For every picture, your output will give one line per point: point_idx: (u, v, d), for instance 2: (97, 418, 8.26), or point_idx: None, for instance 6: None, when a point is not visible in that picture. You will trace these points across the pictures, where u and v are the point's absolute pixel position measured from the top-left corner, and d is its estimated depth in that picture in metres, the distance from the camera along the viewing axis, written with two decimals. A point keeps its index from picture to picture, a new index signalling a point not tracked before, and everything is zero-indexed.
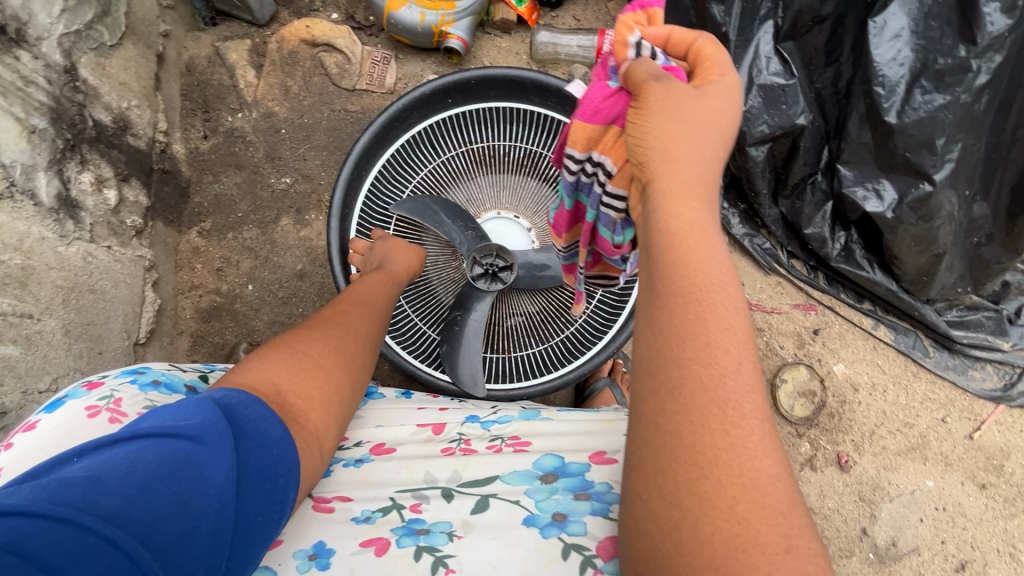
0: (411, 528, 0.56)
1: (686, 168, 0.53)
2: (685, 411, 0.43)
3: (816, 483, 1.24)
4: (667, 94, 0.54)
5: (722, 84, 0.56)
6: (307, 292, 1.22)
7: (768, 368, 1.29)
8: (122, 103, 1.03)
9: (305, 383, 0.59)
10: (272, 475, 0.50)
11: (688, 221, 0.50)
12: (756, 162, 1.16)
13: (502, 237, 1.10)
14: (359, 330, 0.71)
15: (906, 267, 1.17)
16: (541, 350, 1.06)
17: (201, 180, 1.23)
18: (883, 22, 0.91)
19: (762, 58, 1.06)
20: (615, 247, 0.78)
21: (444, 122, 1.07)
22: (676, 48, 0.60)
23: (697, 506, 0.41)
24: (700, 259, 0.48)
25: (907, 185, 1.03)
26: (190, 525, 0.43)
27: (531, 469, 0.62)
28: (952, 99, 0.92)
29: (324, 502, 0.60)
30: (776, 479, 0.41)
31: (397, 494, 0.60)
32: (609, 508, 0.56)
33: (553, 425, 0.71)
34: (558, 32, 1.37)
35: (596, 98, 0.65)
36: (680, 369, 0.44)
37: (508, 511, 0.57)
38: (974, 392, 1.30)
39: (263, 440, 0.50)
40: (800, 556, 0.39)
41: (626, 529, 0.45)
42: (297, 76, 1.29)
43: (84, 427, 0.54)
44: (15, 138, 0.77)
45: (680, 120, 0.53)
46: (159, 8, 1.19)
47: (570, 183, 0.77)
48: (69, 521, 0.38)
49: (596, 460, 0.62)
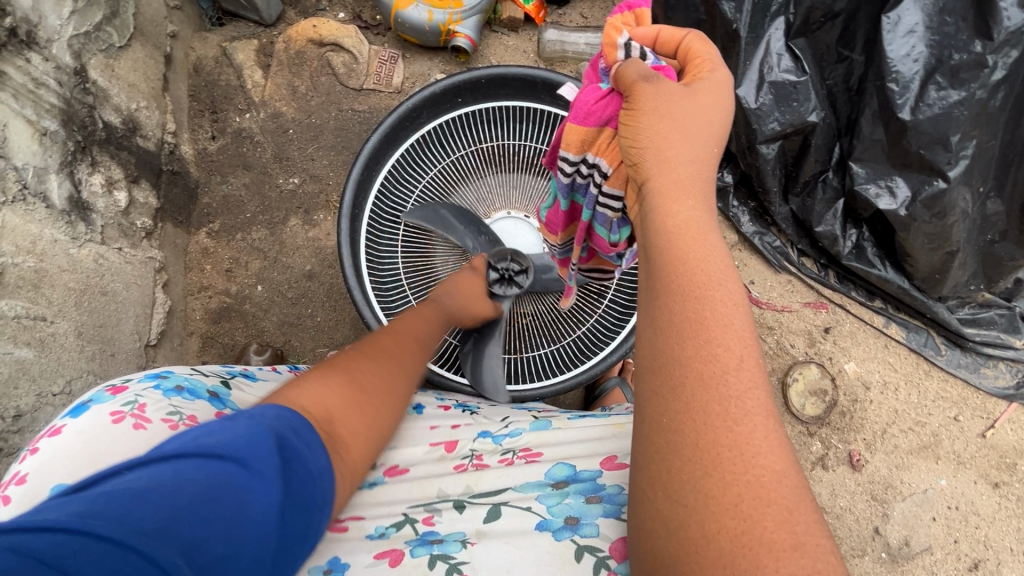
0: (424, 539, 0.57)
1: (681, 166, 0.52)
2: (688, 411, 0.43)
3: (828, 482, 1.23)
4: (658, 94, 0.53)
5: (712, 79, 0.55)
6: (316, 292, 1.22)
7: (778, 367, 1.28)
8: (132, 104, 1.03)
9: (353, 409, 0.59)
10: (310, 505, 0.49)
11: (685, 219, 0.49)
12: (767, 159, 1.16)
13: (511, 236, 1.10)
14: (405, 360, 0.72)
15: (919, 265, 1.16)
16: (552, 350, 1.06)
17: (209, 181, 1.23)
18: (897, 17, 0.91)
19: (773, 55, 1.06)
20: (612, 245, 0.79)
21: (454, 121, 1.06)
22: (664, 47, 0.61)
23: (703, 505, 0.40)
24: (701, 257, 0.47)
25: (920, 182, 1.02)
26: (230, 549, 0.42)
27: (543, 478, 0.62)
28: (967, 95, 0.91)
29: (337, 521, 0.60)
30: (782, 476, 0.40)
31: (409, 510, 0.61)
32: (620, 510, 0.55)
33: (562, 434, 0.69)
34: (566, 30, 1.36)
35: (588, 101, 0.65)
36: (680, 368, 0.44)
37: (520, 518, 0.57)
38: (986, 391, 1.29)
39: (306, 469, 0.50)
40: (809, 553, 0.38)
41: (634, 528, 0.46)
42: (304, 76, 1.29)
43: (108, 434, 0.54)
44: (27, 141, 0.77)
45: (672, 119, 0.53)
46: (166, 9, 1.19)
47: (565, 184, 0.77)
48: (114, 539, 0.37)
49: (608, 466, 0.61)
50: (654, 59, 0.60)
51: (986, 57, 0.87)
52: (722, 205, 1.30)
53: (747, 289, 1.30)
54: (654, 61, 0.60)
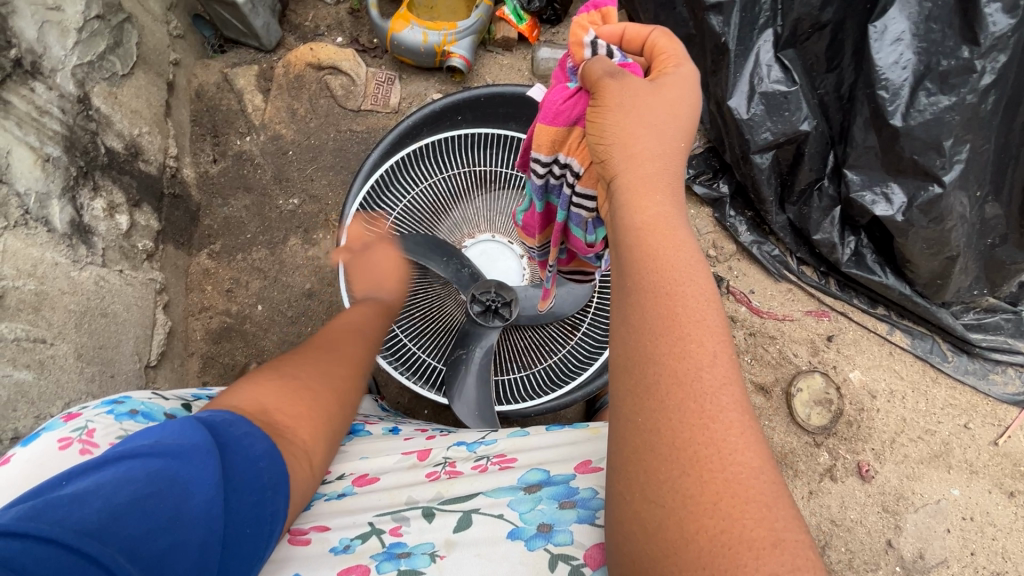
0: (391, 552, 0.55)
1: (649, 161, 0.52)
2: (662, 409, 0.42)
3: (837, 493, 1.21)
4: (623, 90, 0.55)
5: (677, 75, 0.56)
6: (316, 311, 1.22)
7: (782, 377, 1.26)
8: (134, 130, 1.05)
9: (290, 406, 0.62)
10: (259, 488, 0.51)
11: (654, 214, 0.49)
12: (760, 169, 1.17)
13: (493, 260, 1.10)
14: (342, 360, 0.75)
15: (919, 271, 1.15)
16: (546, 367, 1.06)
17: (210, 203, 1.25)
18: (883, 26, 0.92)
19: (763, 67, 1.07)
20: (589, 246, 0.80)
21: (455, 139, 1.08)
22: (631, 44, 0.61)
23: (682, 505, 0.40)
24: (670, 251, 0.47)
25: (916, 188, 1.02)
26: (177, 540, 0.43)
27: (515, 483, 0.61)
28: (958, 100, 0.91)
29: (299, 535, 0.59)
30: (759, 472, 0.40)
31: (376, 519, 0.59)
32: (595, 515, 0.54)
33: (539, 440, 0.70)
34: (558, 47, 1.38)
35: (556, 100, 0.66)
36: (654, 365, 0.43)
37: (492, 526, 0.56)
38: (996, 397, 1.27)
39: (247, 455, 0.51)
40: (788, 549, 0.37)
41: (612, 533, 0.45)
42: (303, 99, 1.32)
43: (54, 460, 0.54)
44: (30, 167, 0.79)
45: (636, 115, 0.54)
46: (168, 38, 1.23)
47: (539, 185, 0.77)
48: (55, 540, 0.38)
49: (580, 470, 0.61)
50: (622, 56, 0.61)
51: (973, 63, 0.88)
52: (719, 214, 1.31)
53: (747, 299, 1.29)
54: (621, 58, 0.61)
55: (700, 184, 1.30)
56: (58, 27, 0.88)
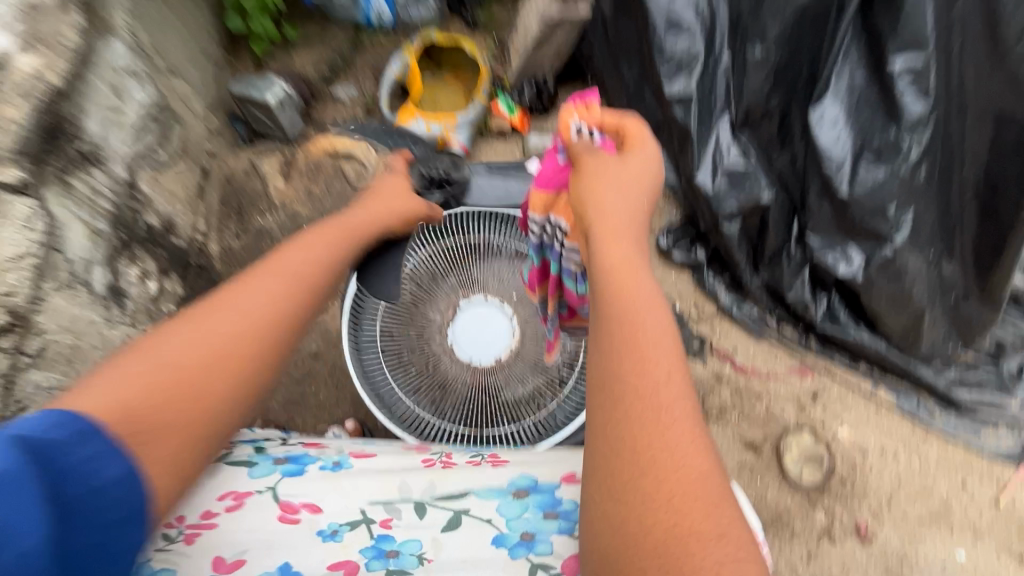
0: (380, 548, 0.68)
1: (617, 215, 0.62)
2: (628, 420, 0.50)
3: (837, 556, 1.21)
4: (597, 164, 0.67)
5: (642, 154, 0.69)
6: (320, 371, 1.31)
7: (770, 435, 1.29)
8: (169, 209, 1.20)
9: (182, 389, 0.57)
10: (104, 521, 0.49)
11: (621, 257, 0.59)
12: (731, 235, 1.29)
13: (486, 322, 1.16)
14: (279, 298, 0.69)
15: (890, 326, 1.23)
16: (541, 418, 1.14)
17: (231, 274, 1.38)
18: (821, 113, 1.06)
19: (723, 148, 1.22)
20: (580, 297, 0.90)
21: (452, 214, 1.18)
22: (609, 127, 0.73)
23: (643, 503, 0.48)
24: (636, 290, 0.56)
25: (871, 248, 1.13)
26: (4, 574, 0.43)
27: (503, 486, 0.75)
28: (892, 170, 1.03)
29: (291, 512, 0.70)
30: (705, 473, 0.49)
31: (368, 506, 0.72)
32: (572, 527, 0.70)
33: (535, 457, 0.83)
34: (545, 135, 1.56)
35: (549, 171, 0.79)
36: (621, 381, 0.51)
37: (478, 533, 0.70)
38: (990, 455, 1.27)
39: (94, 482, 0.49)
40: (730, 540, 0.46)
41: (586, 532, 0.51)
42: (320, 181, 1.49)
43: None
44: (81, 237, 0.91)
45: (607, 181, 0.65)
46: (207, 132, 1.42)
47: (535, 244, 0.89)
48: None
49: (565, 481, 0.75)
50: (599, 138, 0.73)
51: (902, 139, 1.00)
52: (698, 278, 1.40)
53: (731, 357, 1.35)
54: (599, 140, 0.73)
55: (679, 251, 1.41)
56: (118, 125, 1.05)
